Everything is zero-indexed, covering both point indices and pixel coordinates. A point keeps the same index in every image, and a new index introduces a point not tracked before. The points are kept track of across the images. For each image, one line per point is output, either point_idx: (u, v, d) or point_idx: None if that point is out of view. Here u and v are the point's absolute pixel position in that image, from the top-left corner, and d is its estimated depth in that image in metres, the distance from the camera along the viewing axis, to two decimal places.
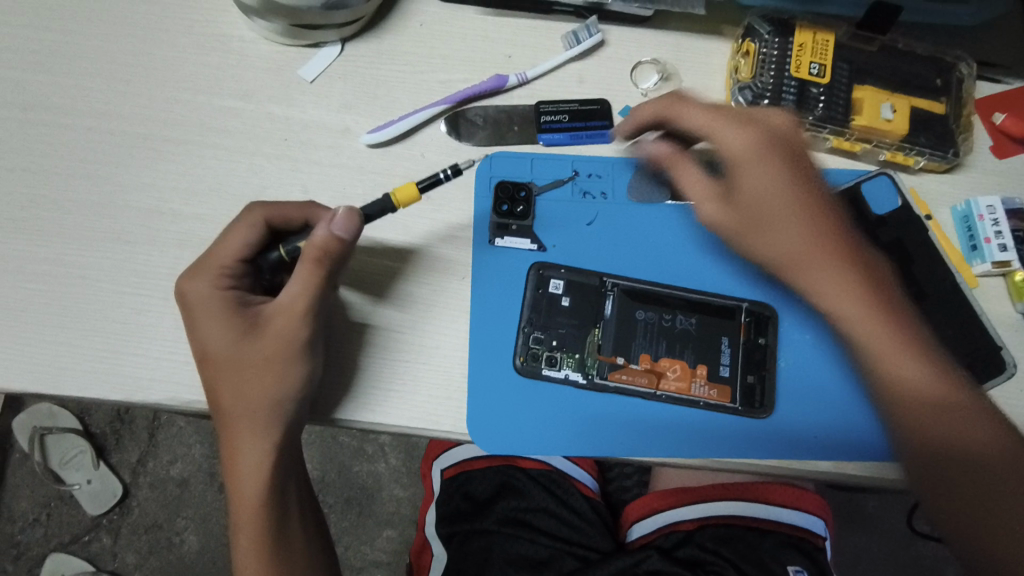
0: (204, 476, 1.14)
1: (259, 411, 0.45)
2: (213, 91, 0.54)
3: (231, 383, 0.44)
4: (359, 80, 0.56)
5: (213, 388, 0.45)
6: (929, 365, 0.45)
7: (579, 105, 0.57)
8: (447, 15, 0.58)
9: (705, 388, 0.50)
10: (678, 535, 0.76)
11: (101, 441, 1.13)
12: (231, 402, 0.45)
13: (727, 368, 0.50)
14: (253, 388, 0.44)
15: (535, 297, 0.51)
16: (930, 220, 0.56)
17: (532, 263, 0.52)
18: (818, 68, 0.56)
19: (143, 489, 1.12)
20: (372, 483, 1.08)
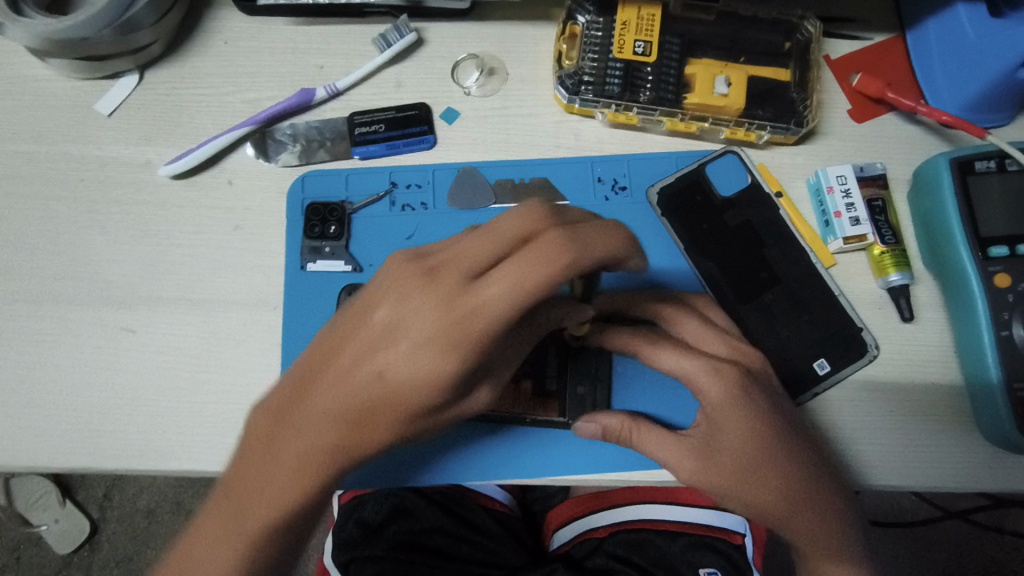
0: (170, 505, 1.08)
1: (237, 495, 0.37)
2: (7, 137, 0.52)
3: (250, 466, 0.37)
4: (160, 109, 0.53)
5: (246, 469, 0.37)
6: (698, 364, 0.44)
7: (395, 112, 0.53)
8: (252, 30, 0.55)
9: (531, 404, 0.48)
10: (592, 542, 0.73)
11: (65, 481, 1.07)
12: (250, 484, 0.37)
13: (554, 381, 0.49)
14: (283, 473, 0.36)
15: None
16: (781, 197, 0.52)
17: (343, 286, 0.50)
18: (643, 47, 0.52)
19: (111, 523, 1.06)
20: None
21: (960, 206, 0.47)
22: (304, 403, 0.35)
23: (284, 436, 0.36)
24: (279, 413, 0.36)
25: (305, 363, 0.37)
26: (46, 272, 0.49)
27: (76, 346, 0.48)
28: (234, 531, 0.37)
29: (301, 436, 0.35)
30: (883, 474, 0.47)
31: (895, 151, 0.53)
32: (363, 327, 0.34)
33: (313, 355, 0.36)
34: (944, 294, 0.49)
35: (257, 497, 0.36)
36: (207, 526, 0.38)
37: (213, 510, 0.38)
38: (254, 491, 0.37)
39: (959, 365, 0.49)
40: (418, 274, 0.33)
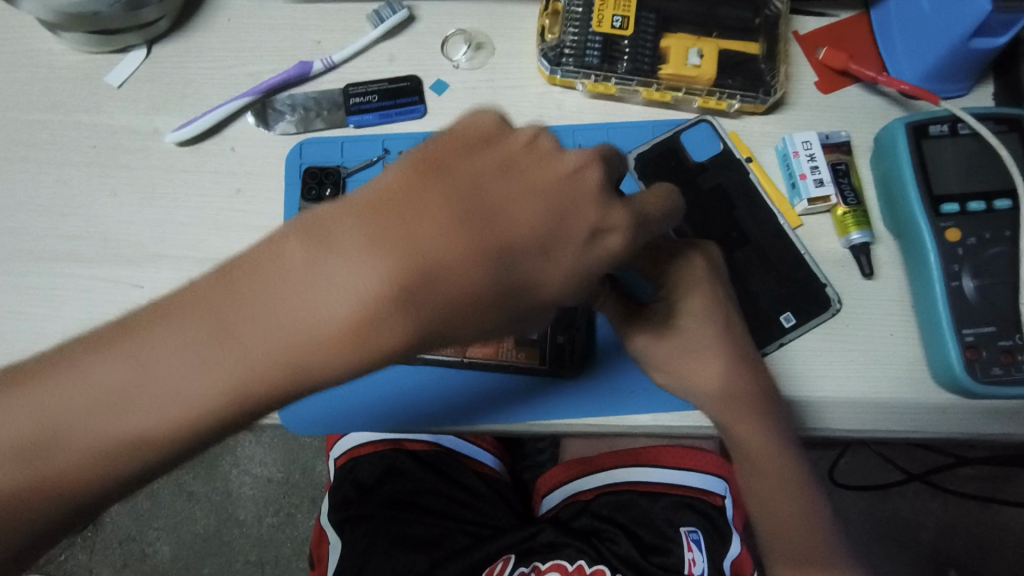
0: (172, 487, 1.17)
1: (208, 344, 0.29)
2: (23, 107, 0.55)
3: (247, 300, 0.29)
4: (167, 81, 0.56)
5: (238, 305, 0.29)
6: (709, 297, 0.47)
7: (388, 83, 0.56)
8: (254, 7, 0.58)
9: (513, 353, 0.50)
10: (578, 504, 0.76)
11: None
12: (235, 335, 0.29)
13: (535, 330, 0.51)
14: (300, 340, 0.29)
15: None
16: (751, 162, 0.56)
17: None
18: (620, 21, 0.55)
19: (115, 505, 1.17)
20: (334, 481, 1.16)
21: (915, 166, 0.51)
22: (358, 243, 0.28)
23: (314, 286, 0.28)
24: (326, 242, 0.28)
25: (376, 187, 0.29)
26: (60, 231, 0.52)
27: (88, 299, 0.51)
28: (171, 382, 0.29)
29: (338, 296, 0.28)
30: (841, 419, 0.50)
31: (859, 120, 0.57)
32: (481, 174, 0.31)
33: (388, 177, 0.30)
34: (902, 252, 0.53)
35: (235, 352, 0.29)
36: (132, 360, 0.29)
37: (154, 340, 0.29)
38: (242, 346, 0.29)
39: (916, 318, 0.52)
40: (563, 163, 0.33)
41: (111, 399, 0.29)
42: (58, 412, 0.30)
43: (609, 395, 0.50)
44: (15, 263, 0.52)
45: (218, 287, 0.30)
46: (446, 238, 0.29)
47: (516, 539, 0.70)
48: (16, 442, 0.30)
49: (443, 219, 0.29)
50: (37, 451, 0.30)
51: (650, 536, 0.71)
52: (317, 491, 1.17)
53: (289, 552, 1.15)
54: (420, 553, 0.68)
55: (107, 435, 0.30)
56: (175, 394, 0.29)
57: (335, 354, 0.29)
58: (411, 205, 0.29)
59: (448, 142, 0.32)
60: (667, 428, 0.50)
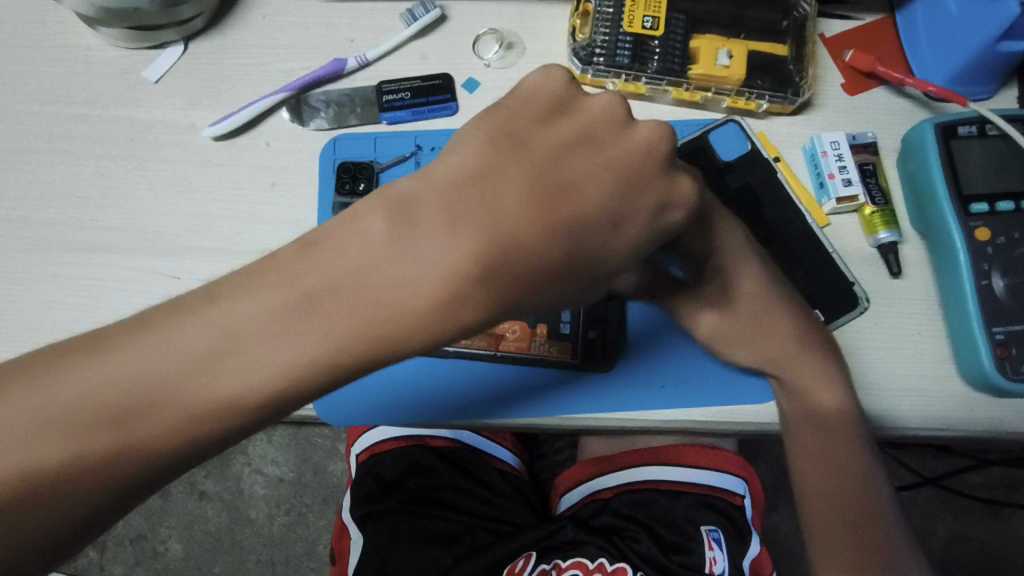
0: (183, 485, 1.17)
1: (306, 305, 0.31)
2: (62, 100, 0.56)
3: (343, 269, 0.31)
4: (203, 77, 0.57)
5: (329, 272, 0.31)
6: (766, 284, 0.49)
7: (420, 81, 0.57)
8: (288, 6, 0.59)
9: (545, 347, 0.51)
10: (597, 503, 0.76)
11: None
12: (328, 302, 0.31)
13: (567, 325, 0.51)
14: (389, 305, 0.31)
15: None
16: (779, 161, 0.56)
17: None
18: (651, 22, 0.56)
19: None
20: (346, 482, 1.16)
21: (944, 166, 0.51)
22: (449, 218, 0.31)
23: (410, 255, 0.31)
24: (414, 220, 0.31)
25: (461, 166, 0.32)
26: (99, 223, 0.53)
27: (126, 290, 0.52)
28: (269, 346, 0.31)
29: (431, 262, 0.31)
30: (873, 416, 0.51)
31: (886, 121, 0.57)
32: (556, 152, 0.34)
33: (467, 157, 0.33)
34: (930, 252, 0.53)
35: (325, 317, 0.31)
36: (224, 326, 0.31)
37: (247, 304, 0.31)
38: (332, 311, 0.31)
39: (944, 316, 0.52)
40: (634, 135, 0.35)
41: (206, 365, 0.31)
42: (153, 375, 0.31)
43: (640, 390, 0.50)
44: (53, 254, 0.52)
45: (308, 252, 0.32)
46: (528, 212, 0.32)
47: (539, 535, 0.70)
48: (110, 404, 0.31)
49: (528, 194, 0.32)
50: (129, 415, 0.31)
51: (671, 534, 0.71)
52: (329, 492, 1.17)
53: (301, 552, 1.15)
54: (443, 549, 0.68)
55: (197, 400, 0.31)
56: (270, 357, 0.31)
57: (424, 320, 0.31)
58: (497, 181, 0.32)
59: (524, 122, 0.35)
60: (697, 423, 0.50)
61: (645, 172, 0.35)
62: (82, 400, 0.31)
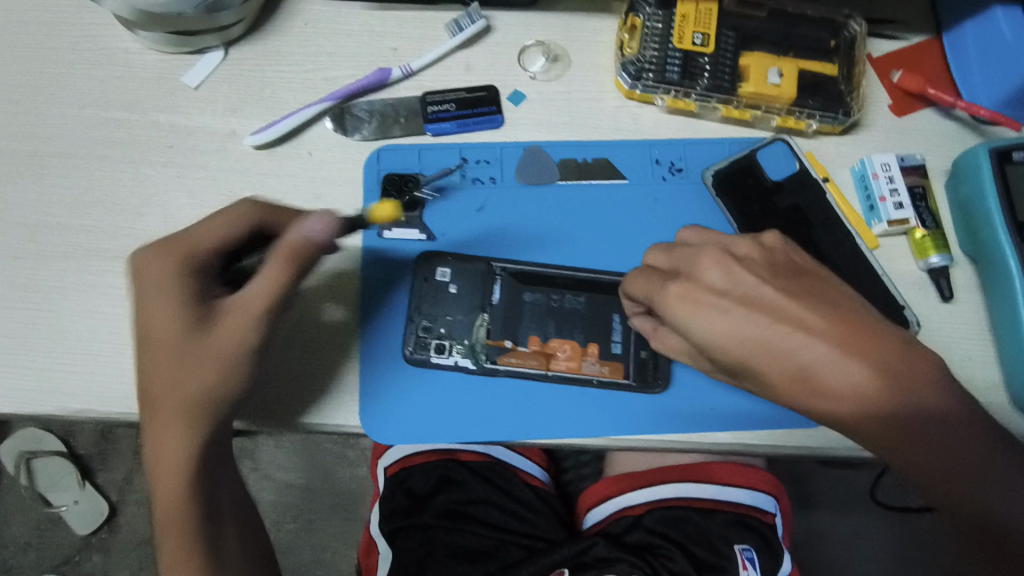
0: None
1: (165, 346, 0.45)
2: (100, 105, 0.55)
3: (173, 362, 0.45)
4: (243, 84, 0.56)
5: (204, 372, 0.45)
6: (726, 320, 0.43)
7: (465, 93, 0.56)
8: (330, 12, 0.58)
9: (597, 366, 0.50)
10: (628, 518, 0.75)
11: (87, 462, 1.13)
12: (192, 381, 0.45)
13: (618, 345, 0.51)
14: (189, 378, 0.45)
15: (420, 286, 0.51)
16: (827, 182, 0.56)
17: (420, 253, 0.52)
18: (701, 38, 0.56)
19: (129, 506, 1.13)
20: (355, 489, 1.16)
21: (1000, 192, 0.51)
22: (154, 348, 0.46)
23: (184, 350, 0.45)
24: (145, 346, 0.46)
25: (157, 299, 0.46)
26: (138, 230, 0.52)
27: None
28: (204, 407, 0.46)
29: (186, 356, 0.45)
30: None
31: (934, 143, 0.57)
32: (189, 267, 0.46)
33: (145, 292, 0.46)
34: (981, 277, 0.53)
35: (195, 387, 0.45)
36: (191, 407, 0.46)
37: (188, 392, 0.45)
38: (210, 378, 0.45)
39: (995, 342, 0.52)
40: (298, 229, 0.46)
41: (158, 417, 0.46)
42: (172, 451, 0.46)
43: (693, 411, 0.50)
44: (90, 262, 0.51)
45: (166, 353, 0.45)
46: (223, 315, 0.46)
47: (571, 553, 0.69)
48: (176, 474, 0.46)
49: (171, 301, 0.45)
50: (172, 475, 0.46)
51: (704, 553, 0.70)
52: (336, 499, 1.16)
53: (308, 560, 1.13)
54: (475, 566, 0.68)
55: (176, 454, 0.46)
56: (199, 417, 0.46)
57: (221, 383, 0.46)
58: (163, 305, 0.46)
59: (195, 241, 0.47)
60: (749, 447, 0.49)
61: (271, 260, 0.46)
62: (178, 456, 0.46)
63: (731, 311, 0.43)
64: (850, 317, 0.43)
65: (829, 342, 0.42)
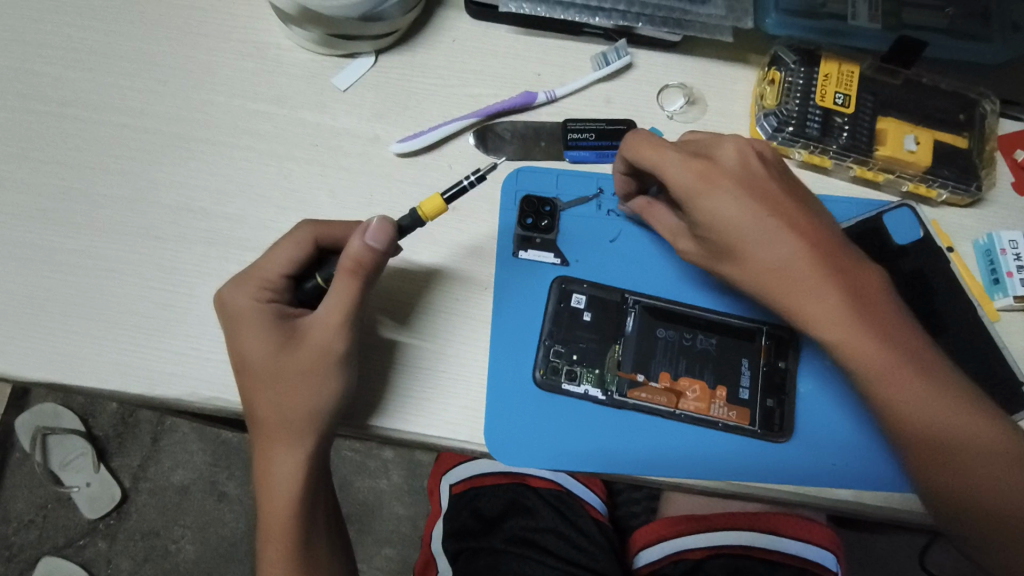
0: (204, 484, 1.09)
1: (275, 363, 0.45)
2: (248, 95, 0.55)
3: (269, 385, 0.45)
4: (390, 92, 0.57)
5: (294, 397, 0.45)
6: (787, 237, 0.47)
7: (606, 124, 0.57)
8: (479, 32, 0.59)
9: (724, 410, 0.50)
10: (687, 562, 0.75)
11: (104, 444, 1.09)
12: (291, 406, 0.45)
13: (746, 390, 0.50)
14: (294, 403, 0.45)
15: (557, 310, 0.51)
16: (952, 252, 0.57)
17: (555, 278, 0.52)
18: (842, 99, 0.57)
19: (142, 495, 1.08)
20: (373, 501, 1.07)
21: None
22: (253, 371, 0.45)
23: (280, 373, 0.45)
24: (246, 368, 0.45)
25: (242, 323, 0.46)
26: (276, 223, 0.52)
27: None
28: (305, 430, 0.45)
29: (291, 380, 0.45)
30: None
31: None
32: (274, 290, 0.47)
33: (238, 315, 0.46)
34: None
35: (296, 410, 0.45)
36: (290, 429, 0.45)
37: (284, 413, 0.45)
38: (306, 401, 0.45)
39: None
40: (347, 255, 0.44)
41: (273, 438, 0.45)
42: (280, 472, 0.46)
43: (817, 464, 0.50)
44: (229, 250, 0.51)
45: (256, 378, 0.45)
46: (267, 339, 0.45)
47: None
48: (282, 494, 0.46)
49: (258, 326, 0.45)
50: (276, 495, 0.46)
51: None
52: (352, 508, 1.06)
53: None
54: None
55: (287, 476, 0.46)
56: (299, 440, 0.45)
57: (318, 406, 0.45)
58: (249, 328, 0.45)
59: (259, 276, 0.47)
60: (867, 507, 0.49)
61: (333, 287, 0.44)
62: (284, 478, 0.46)
63: (777, 236, 0.47)
64: (857, 283, 0.48)
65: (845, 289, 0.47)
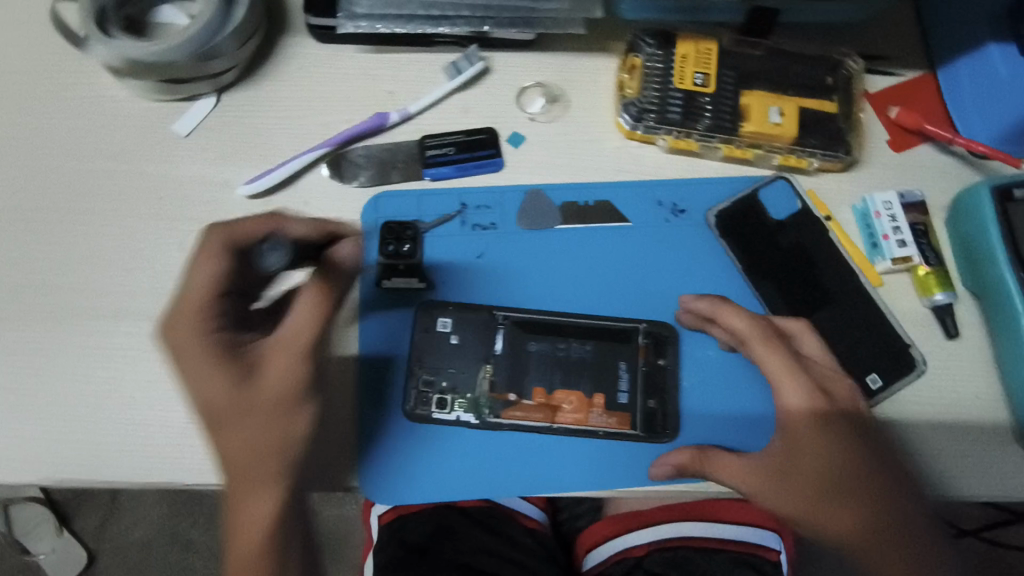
0: (165, 538, 1.07)
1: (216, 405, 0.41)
2: (88, 156, 0.53)
3: (230, 424, 0.41)
4: (236, 131, 0.54)
5: (257, 433, 0.41)
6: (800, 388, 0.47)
7: (464, 135, 0.55)
8: (324, 55, 0.57)
9: (604, 418, 0.49)
10: (630, 559, 0.75)
11: (63, 507, 1.05)
12: (263, 443, 0.42)
13: (625, 394, 0.49)
14: (259, 437, 0.41)
15: (421, 339, 0.50)
16: (830, 220, 0.56)
17: (419, 304, 0.51)
18: (702, 78, 0.55)
19: (104, 556, 1.05)
20: (342, 530, 1.02)
21: (1002, 229, 0.51)
22: (212, 410, 0.41)
23: (240, 408, 0.41)
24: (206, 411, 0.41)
25: (192, 357, 0.41)
26: (128, 288, 0.50)
27: (158, 361, 0.49)
28: (269, 464, 0.42)
29: (251, 415, 0.41)
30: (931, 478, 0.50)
31: (933, 180, 0.57)
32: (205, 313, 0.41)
33: (186, 349, 0.41)
34: (985, 314, 0.53)
35: (268, 445, 0.42)
36: (250, 468, 0.42)
37: (254, 450, 0.41)
38: (264, 433, 0.41)
39: (1000, 378, 0.52)
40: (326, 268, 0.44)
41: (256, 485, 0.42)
42: (249, 521, 0.42)
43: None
44: (81, 321, 0.49)
45: (219, 418, 0.41)
46: (220, 373, 0.41)
47: None
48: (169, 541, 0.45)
49: (206, 359, 0.41)
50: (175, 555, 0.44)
51: None
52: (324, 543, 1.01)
53: None
54: None
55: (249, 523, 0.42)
56: (261, 478, 0.42)
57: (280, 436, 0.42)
58: (200, 366, 0.41)
59: (189, 309, 0.41)
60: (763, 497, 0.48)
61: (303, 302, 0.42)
62: (252, 524, 0.42)
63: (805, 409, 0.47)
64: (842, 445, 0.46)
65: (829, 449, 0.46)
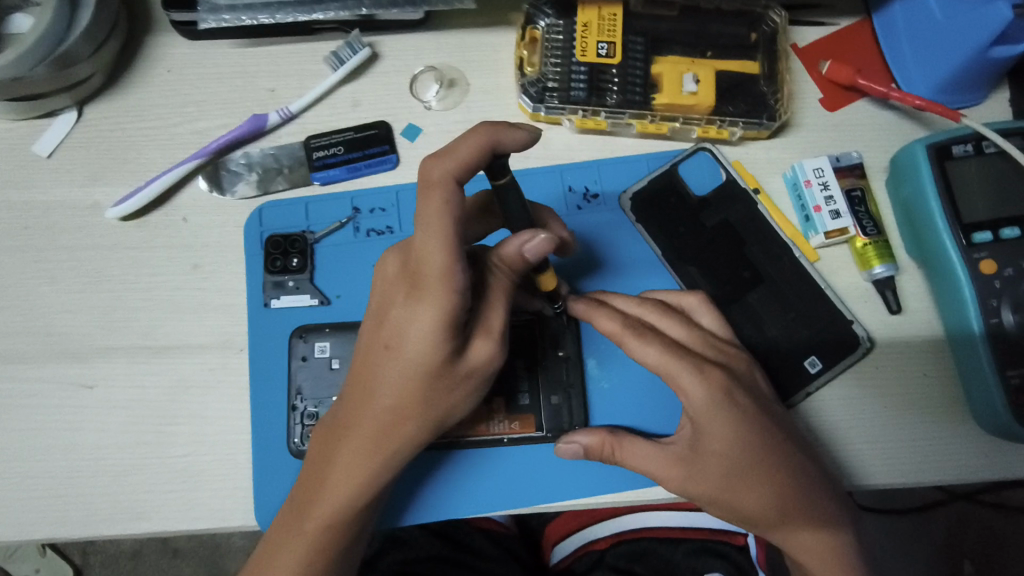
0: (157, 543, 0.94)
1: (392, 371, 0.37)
2: None
3: (428, 398, 0.38)
4: (103, 146, 0.50)
5: (382, 416, 0.38)
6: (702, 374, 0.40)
7: (354, 132, 0.51)
8: (196, 54, 0.52)
9: (505, 424, 0.45)
10: (592, 555, 0.70)
11: None
12: (378, 437, 0.39)
13: (526, 395, 0.46)
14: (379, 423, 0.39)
15: (295, 369, 0.47)
16: (759, 193, 0.51)
17: (294, 328, 0.47)
18: (606, 48, 0.50)
19: (95, 569, 0.93)
20: None
21: (939, 191, 0.46)
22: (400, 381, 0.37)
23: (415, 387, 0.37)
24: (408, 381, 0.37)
25: (412, 301, 0.36)
26: None
27: (32, 405, 0.45)
28: (357, 467, 0.39)
29: (424, 398, 0.38)
30: (858, 463, 0.46)
31: (872, 139, 0.52)
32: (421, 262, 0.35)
33: (419, 303, 0.36)
34: (930, 283, 0.48)
35: (378, 439, 0.39)
36: (350, 459, 0.39)
37: (359, 445, 0.39)
38: (379, 417, 0.39)
39: (951, 354, 0.47)
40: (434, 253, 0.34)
41: (358, 469, 0.39)
42: (301, 514, 0.40)
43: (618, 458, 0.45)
44: None
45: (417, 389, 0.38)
46: (435, 343, 0.36)
47: None
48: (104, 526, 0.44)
49: (426, 324, 0.36)
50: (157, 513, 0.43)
51: None
52: None
53: None
54: None
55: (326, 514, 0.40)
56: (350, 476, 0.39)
57: (398, 434, 0.39)
58: (417, 311, 0.36)
59: (434, 266, 0.34)
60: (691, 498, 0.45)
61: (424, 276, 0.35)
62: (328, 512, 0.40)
63: (716, 396, 0.40)
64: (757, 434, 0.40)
65: (745, 439, 0.40)
